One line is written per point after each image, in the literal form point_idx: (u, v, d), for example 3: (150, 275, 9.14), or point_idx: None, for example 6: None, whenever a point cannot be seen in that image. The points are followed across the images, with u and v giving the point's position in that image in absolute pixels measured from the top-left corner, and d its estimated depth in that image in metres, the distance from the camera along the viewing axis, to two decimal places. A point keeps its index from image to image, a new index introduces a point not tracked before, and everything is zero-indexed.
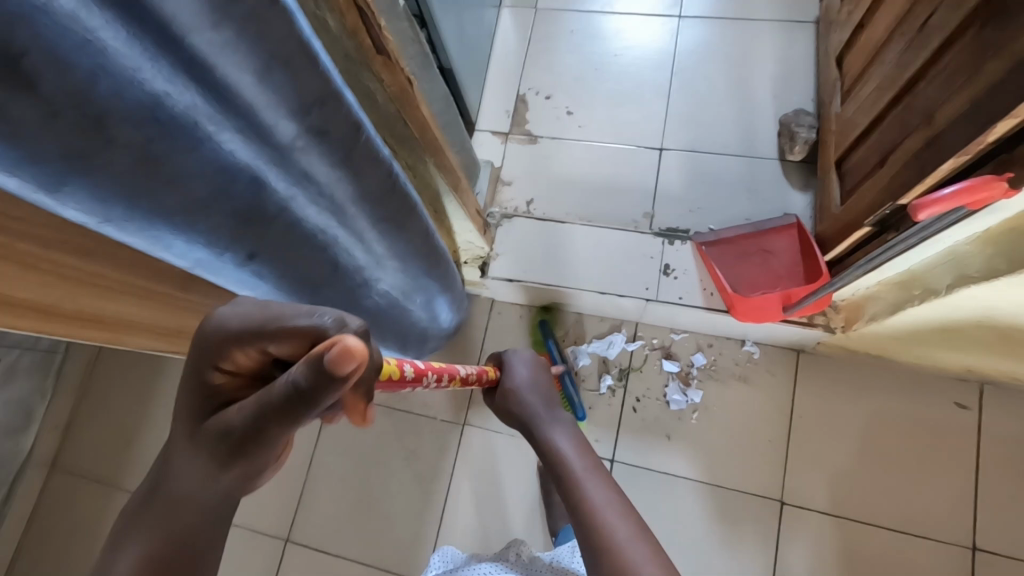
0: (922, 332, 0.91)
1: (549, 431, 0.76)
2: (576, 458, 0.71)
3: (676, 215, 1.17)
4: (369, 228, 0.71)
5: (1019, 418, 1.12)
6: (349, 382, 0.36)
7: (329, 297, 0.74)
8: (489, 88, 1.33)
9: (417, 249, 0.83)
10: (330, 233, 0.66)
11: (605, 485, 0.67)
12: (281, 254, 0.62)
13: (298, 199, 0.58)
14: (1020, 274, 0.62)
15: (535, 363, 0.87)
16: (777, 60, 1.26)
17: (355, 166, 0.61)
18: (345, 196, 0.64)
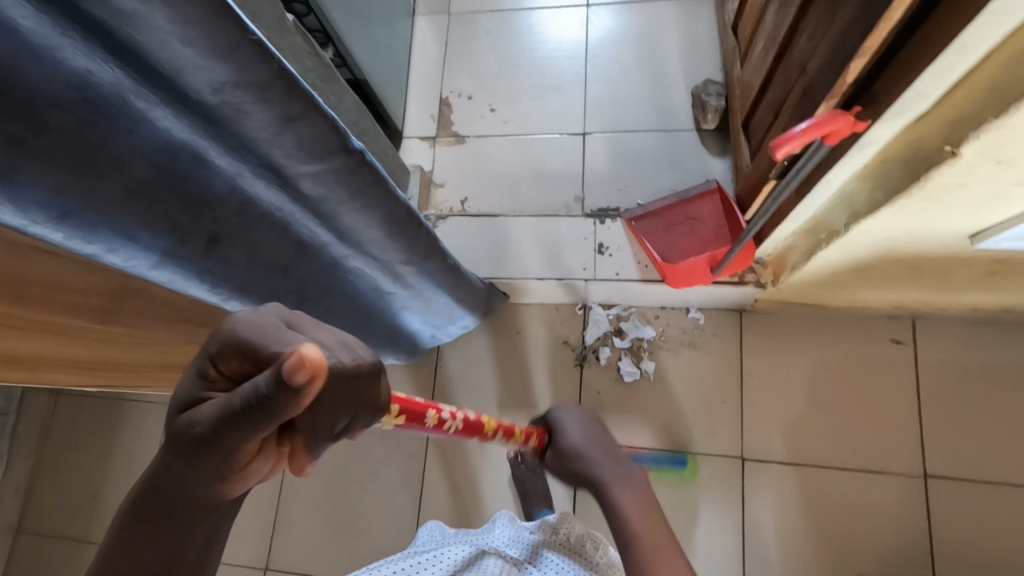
0: (842, 274, 0.95)
1: (622, 497, 0.69)
2: (645, 533, 0.65)
3: (605, 195, 1.21)
4: (349, 207, 0.66)
5: (951, 346, 1.17)
6: (304, 396, 0.32)
7: (304, 282, 0.74)
8: (412, 96, 1.35)
9: (409, 228, 0.75)
10: (287, 210, 0.63)
11: (679, 572, 0.62)
12: (244, 245, 0.61)
13: (244, 174, 0.55)
14: (896, 205, 0.66)
15: (586, 416, 0.80)
16: (682, 36, 1.30)
17: (303, 136, 0.54)
18: (298, 171, 0.57)
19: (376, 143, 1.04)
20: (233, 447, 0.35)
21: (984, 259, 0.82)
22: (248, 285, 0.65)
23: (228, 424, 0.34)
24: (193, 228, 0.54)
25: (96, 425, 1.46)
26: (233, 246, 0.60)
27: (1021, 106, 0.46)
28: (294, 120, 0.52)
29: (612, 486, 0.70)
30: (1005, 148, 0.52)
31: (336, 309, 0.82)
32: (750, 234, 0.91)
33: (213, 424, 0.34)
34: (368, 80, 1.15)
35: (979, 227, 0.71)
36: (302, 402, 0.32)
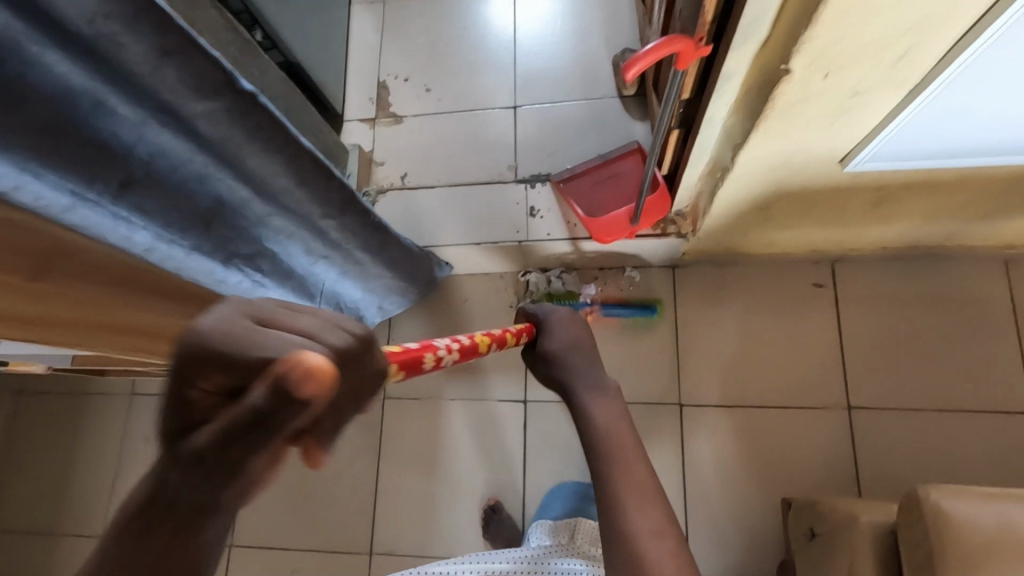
0: (747, 215, 1.02)
1: (590, 399, 0.71)
2: (608, 427, 0.66)
3: (535, 162, 1.27)
4: (251, 149, 0.73)
5: (869, 286, 1.24)
6: (313, 407, 0.30)
7: (228, 241, 0.78)
8: (351, 81, 1.41)
9: (315, 170, 0.82)
10: (199, 161, 0.68)
11: (636, 460, 0.63)
12: (158, 193, 0.66)
13: (148, 122, 0.61)
14: (760, 131, 0.72)
15: (571, 321, 0.85)
16: (604, 8, 1.36)
17: (184, 71, 0.61)
18: (195, 109, 0.63)
19: (306, 119, 1.09)
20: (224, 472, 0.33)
21: (865, 187, 0.89)
22: (170, 236, 0.70)
23: (232, 448, 0.32)
24: (104, 169, 0.59)
25: (58, 420, 1.48)
26: (145, 191, 0.64)
27: (816, 19, 0.53)
28: (171, 53, 0.59)
29: (583, 391, 0.72)
30: (827, 59, 0.58)
31: (266, 268, 0.86)
32: (648, 180, 0.98)
33: (215, 450, 0.32)
34: (302, 64, 1.20)
35: (844, 150, 0.78)
36: (307, 415, 0.30)
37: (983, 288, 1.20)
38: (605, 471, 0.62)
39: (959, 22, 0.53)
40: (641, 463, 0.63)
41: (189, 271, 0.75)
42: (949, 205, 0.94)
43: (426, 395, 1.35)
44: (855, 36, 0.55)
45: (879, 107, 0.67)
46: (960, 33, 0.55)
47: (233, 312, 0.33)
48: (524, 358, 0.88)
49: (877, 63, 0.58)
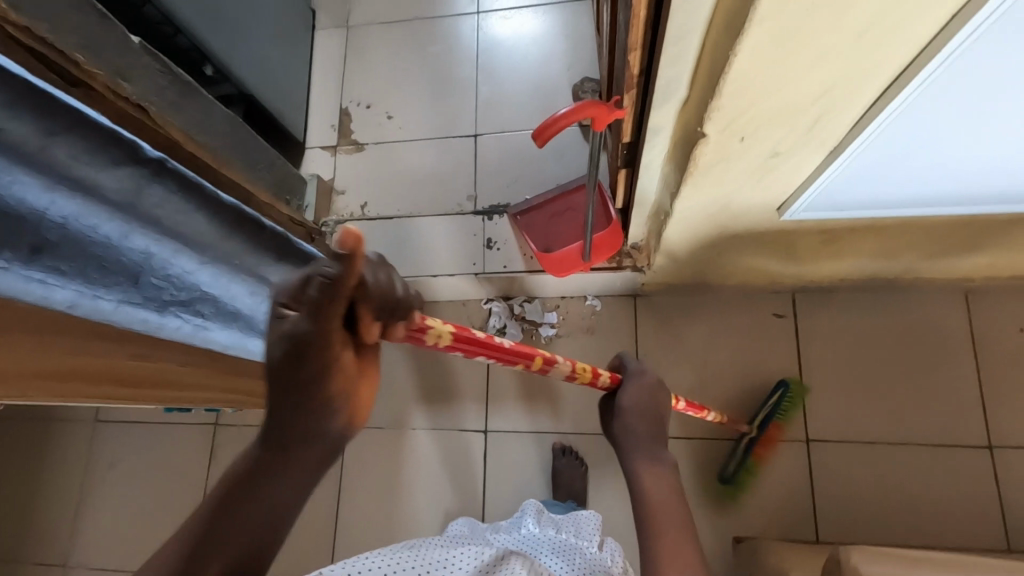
0: (698, 252, 1.02)
1: (640, 453, 0.73)
2: (656, 498, 0.67)
3: (494, 193, 1.27)
4: (164, 206, 0.74)
5: (828, 316, 1.24)
6: (353, 269, 0.37)
7: (152, 297, 0.76)
8: (313, 108, 1.40)
9: (225, 214, 0.85)
10: (107, 225, 0.66)
11: (683, 536, 0.64)
12: (76, 253, 0.63)
13: (53, 193, 0.58)
14: (690, 185, 0.72)
15: (652, 386, 0.79)
16: (566, 36, 1.36)
17: (79, 146, 0.62)
18: (95, 180, 0.64)
19: (260, 153, 1.08)
20: (323, 347, 0.41)
21: (808, 231, 0.89)
22: (94, 294, 0.68)
23: (318, 324, 0.40)
24: (14, 236, 0.56)
25: (18, 449, 1.46)
26: (62, 253, 0.62)
27: (722, 90, 0.52)
28: (58, 130, 0.59)
29: (637, 456, 0.72)
30: (739, 125, 0.58)
31: (208, 312, 0.84)
32: (592, 216, 0.98)
33: (306, 331, 0.40)
34: (257, 95, 1.19)
35: (779, 200, 0.78)
36: (350, 278, 0.37)
37: (942, 320, 1.20)
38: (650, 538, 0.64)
39: (866, 91, 0.53)
40: (684, 530, 0.65)
41: (122, 319, 0.73)
42: (896, 245, 0.94)
43: (387, 424, 1.34)
44: (765, 103, 0.54)
45: (803, 164, 0.67)
46: (870, 101, 0.55)
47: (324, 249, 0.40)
48: (602, 406, 0.83)
49: (790, 128, 0.58)
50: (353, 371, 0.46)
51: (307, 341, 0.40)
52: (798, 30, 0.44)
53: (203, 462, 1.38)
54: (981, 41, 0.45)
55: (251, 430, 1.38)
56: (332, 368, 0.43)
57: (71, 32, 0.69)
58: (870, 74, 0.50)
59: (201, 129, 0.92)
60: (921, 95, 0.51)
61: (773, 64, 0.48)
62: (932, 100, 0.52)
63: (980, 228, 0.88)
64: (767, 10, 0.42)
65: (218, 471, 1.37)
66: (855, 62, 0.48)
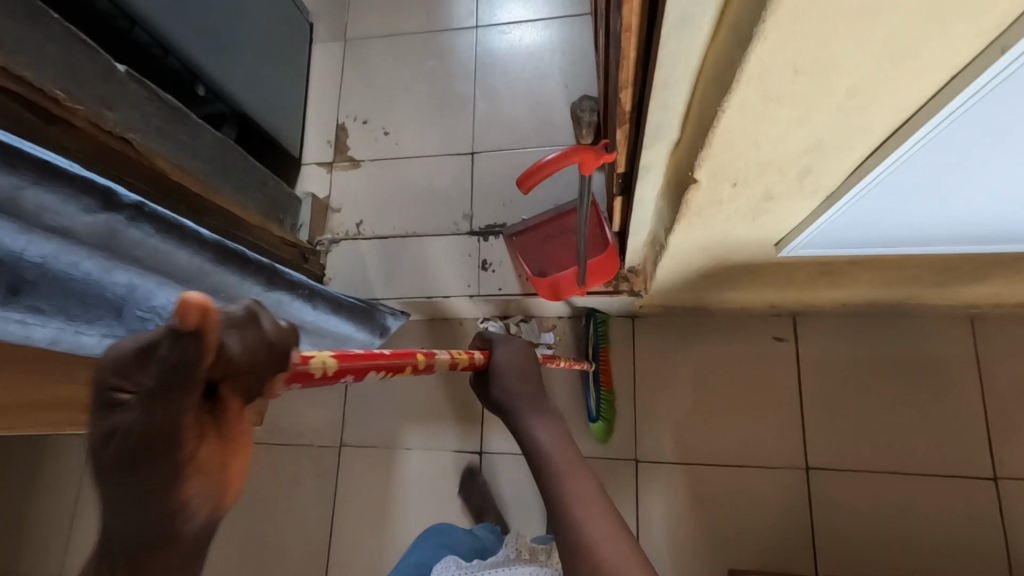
0: (695, 280, 1.00)
1: (527, 415, 0.68)
2: (553, 456, 0.63)
3: (491, 212, 1.25)
4: (153, 249, 0.73)
5: (830, 340, 1.21)
6: (207, 337, 0.28)
7: None
8: (310, 123, 1.39)
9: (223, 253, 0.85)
10: (87, 264, 0.64)
11: (591, 491, 0.60)
12: (55, 291, 0.61)
13: (32, 238, 0.57)
14: (683, 223, 0.70)
15: (518, 345, 0.75)
16: (564, 51, 1.33)
17: (65, 194, 0.61)
18: (77, 228, 0.63)
19: (251, 175, 1.07)
20: (167, 453, 0.29)
21: (806, 263, 0.87)
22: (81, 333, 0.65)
23: (161, 416, 0.28)
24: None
25: (13, 463, 1.46)
26: (41, 293, 0.60)
27: (712, 142, 0.51)
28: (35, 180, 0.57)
29: (527, 414, 0.68)
30: (731, 172, 0.56)
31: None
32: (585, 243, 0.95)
33: (141, 429, 0.28)
34: (252, 114, 1.18)
35: (776, 236, 0.76)
36: (208, 342, 0.28)
37: (946, 346, 1.17)
38: (557, 485, 0.61)
39: (864, 144, 0.51)
40: (585, 474, 0.62)
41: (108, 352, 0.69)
42: (898, 275, 0.92)
43: (380, 444, 1.32)
44: (757, 153, 0.52)
45: (800, 205, 0.65)
46: (864, 153, 0.53)
47: None
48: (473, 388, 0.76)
49: (783, 175, 0.56)
50: (213, 477, 0.31)
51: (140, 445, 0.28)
52: (783, 92, 0.43)
53: None
54: (972, 112, 0.43)
55: None
56: (181, 470, 0.30)
57: (55, 66, 0.67)
58: (864, 131, 0.48)
59: (190, 155, 0.91)
60: (916, 153, 0.49)
61: (762, 120, 0.47)
62: (929, 157, 0.50)
63: (984, 261, 0.85)
64: (753, 73, 0.40)
65: None
66: (846, 121, 0.46)
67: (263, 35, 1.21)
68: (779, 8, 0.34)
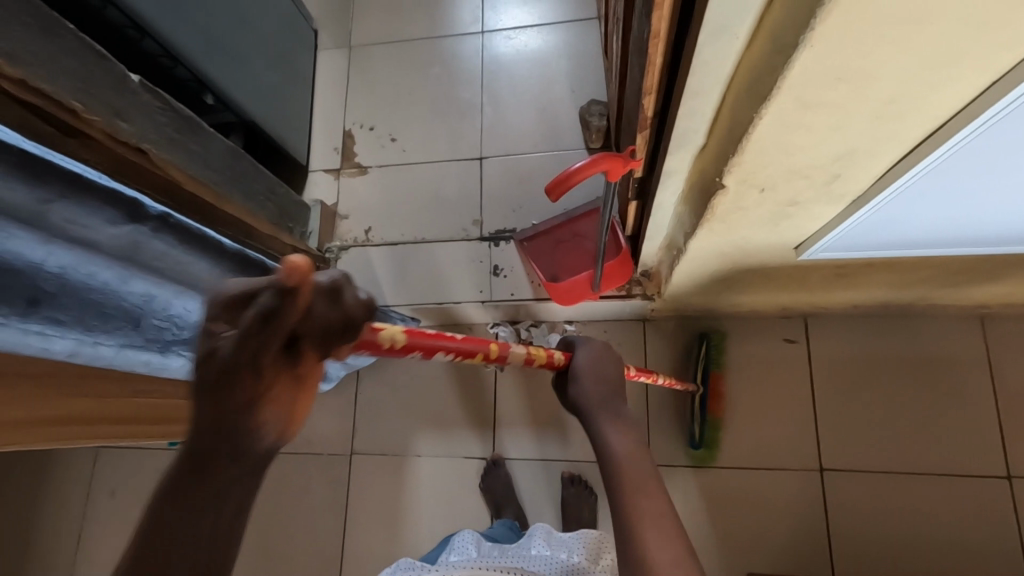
0: (709, 284, 1.00)
1: (601, 415, 0.67)
2: (632, 480, 0.60)
3: (500, 217, 1.25)
4: (174, 258, 0.73)
5: (841, 341, 1.22)
6: (302, 301, 0.33)
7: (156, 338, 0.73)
8: (316, 130, 1.39)
9: (237, 260, 0.86)
10: (106, 276, 0.63)
11: (669, 529, 0.57)
12: (73, 302, 0.60)
13: (57, 250, 0.56)
14: (705, 229, 0.70)
15: (604, 352, 0.72)
16: (571, 56, 1.33)
17: (90, 207, 0.61)
18: (105, 240, 0.63)
19: (262, 183, 1.06)
20: (246, 389, 0.37)
21: (821, 266, 0.87)
22: (94, 343, 0.64)
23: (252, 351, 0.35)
24: (6, 290, 0.53)
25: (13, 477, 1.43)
26: (62, 305, 0.58)
27: (743, 149, 0.51)
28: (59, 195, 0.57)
29: (610, 428, 0.65)
30: (758, 178, 0.56)
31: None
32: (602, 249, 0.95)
33: (234, 355, 0.35)
34: (259, 122, 1.17)
35: (795, 241, 0.76)
36: (301, 306, 0.34)
37: (957, 346, 1.18)
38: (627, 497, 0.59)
39: (893, 151, 0.51)
40: (662, 506, 0.58)
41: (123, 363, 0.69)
42: (913, 277, 0.92)
43: (391, 451, 1.31)
44: (787, 159, 0.52)
45: (823, 210, 0.65)
46: (893, 160, 0.53)
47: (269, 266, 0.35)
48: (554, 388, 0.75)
49: (810, 181, 0.57)
50: (282, 406, 0.41)
51: (230, 379, 0.36)
52: (820, 99, 0.43)
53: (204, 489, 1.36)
54: (1007, 121, 0.43)
55: None
56: (261, 397, 0.39)
57: (72, 78, 0.67)
58: (896, 137, 0.49)
59: (202, 165, 0.90)
60: (946, 160, 0.50)
61: (796, 126, 0.47)
62: (959, 164, 0.51)
63: (1000, 262, 0.85)
64: (794, 80, 0.41)
65: None
66: (880, 127, 0.47)
67: (270, 42, 1.21)
68: (828, 16, 0.34)
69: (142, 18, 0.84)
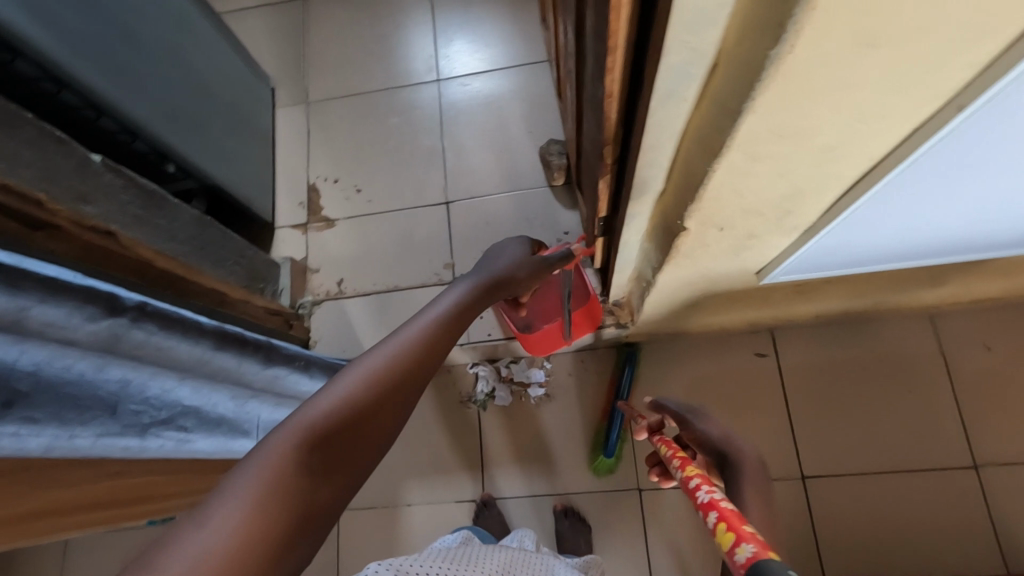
0: (680, 310, 1.04)
1: (749, 478, 0.61)
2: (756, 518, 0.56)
3: (472, 259, 1.27)
4: (148, 342, 0.72)
5: (808, 350, 1.27)
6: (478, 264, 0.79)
7: (145, 421, 0.70)
8: (279, 187, 1.39)
9: (218, 334, 0.85)
10: (80, 366, 0.62)
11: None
12: (49, 398, 0.59)
13: (26, 349, 0.56)
14: (671, 264, 0.74)
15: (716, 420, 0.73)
16: (526, 98, 1.38)
17: (64, 300, 0.61)
18: (77, 332, 0.62)
19: (230, 248, 1.06)
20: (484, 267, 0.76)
21: (782, 286, 0.92)
22: (80, 436, 0.62)
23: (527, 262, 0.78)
24: None
25: None
26: (35, 402, 0.57)
27: (701, 198, 0.54)
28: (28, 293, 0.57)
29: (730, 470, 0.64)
30: (716, 219, 0.60)
31: (190, 424, 0.77)
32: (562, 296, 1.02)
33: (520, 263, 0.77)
34: (224, 185, 1.17)
35: (756, 266, 0.81)
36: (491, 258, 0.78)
37: (915, 346, 1.24)
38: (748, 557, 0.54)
39: (834, 189, 0.56)
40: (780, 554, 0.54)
41: (105, 454, 0.64)
42: (868, 287, 0.97)
43: (381, 503, 1.29)
44: (738, 202, 0.56)
45: (779, 239, 0.69)
46: (835, 196, 0.58)
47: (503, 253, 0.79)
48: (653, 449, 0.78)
49: (765, 217, 0.61)
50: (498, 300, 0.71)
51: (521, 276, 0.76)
52: (768, 152, 0.47)
53: None
54: (930, 160, 0.48)
55: None
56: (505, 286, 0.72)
57: (37, 169, 0.67)
58: (836, 177, 0.53)
59: (170, 238, 0.89)
60: (882, 193, 0.54)
61: (748, 174, 0.50)
62: (894, 195, 0.55)
63: (944, 268, 0.92)
64: (744, 138, 0.44)
65: None
66: (821, 170, 0.51)
67: (229, 107, 1.22)
68: (769, 87, 0.38)
69: (100, 98, 0.85)
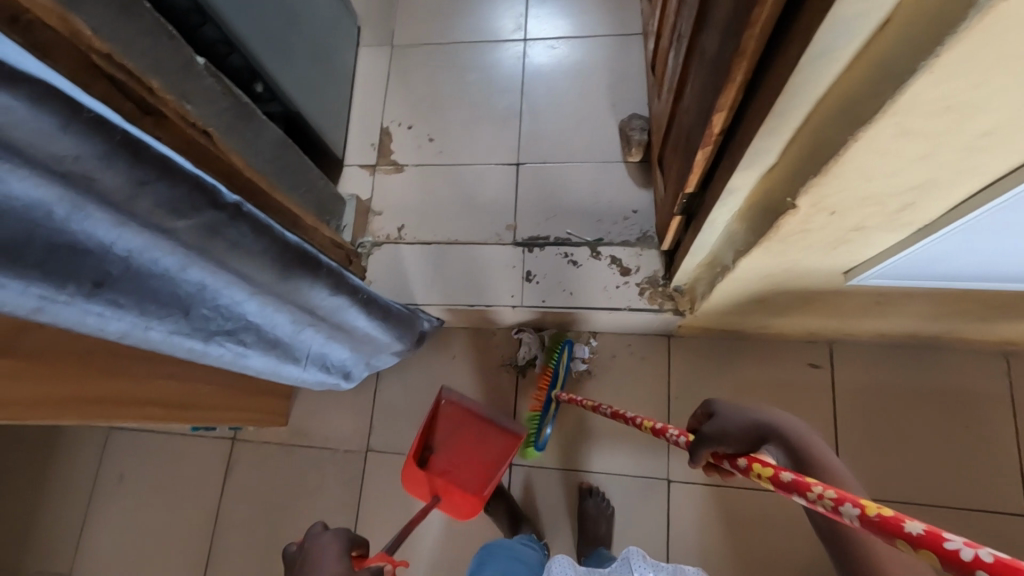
0: (745, 305, 1.01)
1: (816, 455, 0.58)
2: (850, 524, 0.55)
3: (535, 223, 1.25)
4: (235, 256, 0.69)
5: (865, 369, 1.22)
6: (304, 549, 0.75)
7: (207, 325, 0.74)
8: (353, 126, 1.39)
9: (302, 257, 0.79)
10: (167, 262, 0.63)
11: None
12: (133, 285, 0.62)
13: (121, 240, 0.57)
14: (761, 247, 0.71)
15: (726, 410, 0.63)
16: (612, 70, 1.35)
17: (178, 196, 0.59)
18: (182, 227, 0.61)
19: (304, 175, 1.06)
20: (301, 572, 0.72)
21: (863, 293, 0.88)
22: (150, 327, 0.66)
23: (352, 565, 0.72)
24: (76, 270, 0.55)
25: (22, 453, 1.39)
26: (121, 286, 0.60)
27: (829, 172, 0.51)
28: (148, 182, 0.55)
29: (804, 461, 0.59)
30: (831, 202, 0.57)
31: (249, 339, 0.82)
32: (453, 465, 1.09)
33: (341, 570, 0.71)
34: (303, 114, 1.17)
35: (845, 266, 0.77)
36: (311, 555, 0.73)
37: (982, 384, 1.19)
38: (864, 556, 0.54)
39: (969, 186, 0.52)
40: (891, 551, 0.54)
41: (167, 348, 0.71)
42: (952, 309, 0.93)
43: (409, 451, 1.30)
44: (863, 185, 0.53)
45: (884, 238, 0.66)
46: (964, 195, 0.54)
47: (327, 546, 0.74)
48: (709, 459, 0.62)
49: (881, 208, 0.58)
50: None
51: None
52: (921, 128, 0.43)
53: (217, 476, 1.33)
54: None
55: (271, 447, 1.34)
56: None
57: (149, 59, 0.68)
58: (976, 172, 0.50)
59: (254, 154, 0.90)
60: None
61: (887, 152, 0.47)
62: None
63: None
64: (904, 104, 0.41)
65: (234, 486, 1.32)
66: (964, 158, 0.47)
67: (318, 36, 1.22)
68: (959, 44, 0.35)
69: (209, 5, 0.85)
